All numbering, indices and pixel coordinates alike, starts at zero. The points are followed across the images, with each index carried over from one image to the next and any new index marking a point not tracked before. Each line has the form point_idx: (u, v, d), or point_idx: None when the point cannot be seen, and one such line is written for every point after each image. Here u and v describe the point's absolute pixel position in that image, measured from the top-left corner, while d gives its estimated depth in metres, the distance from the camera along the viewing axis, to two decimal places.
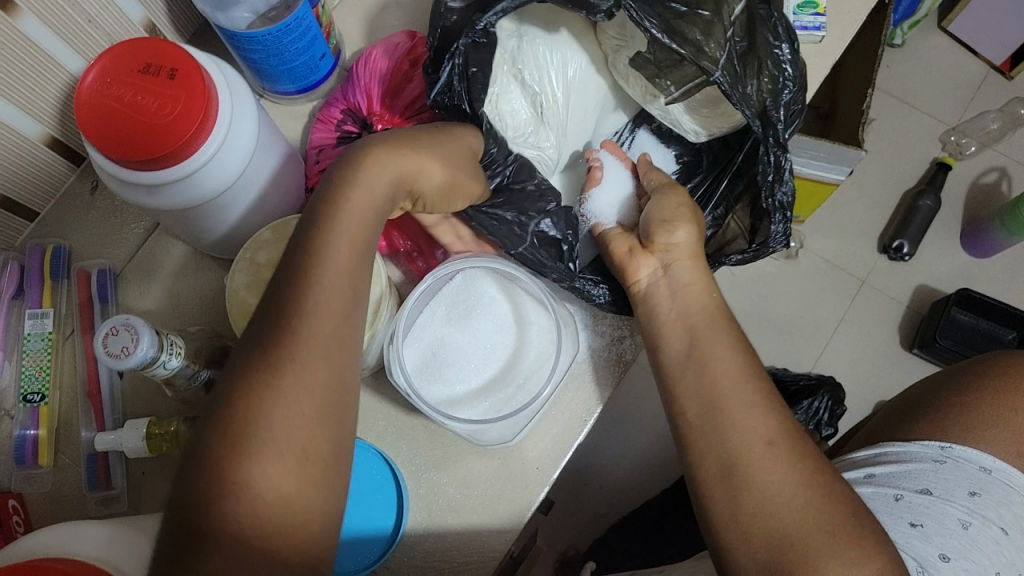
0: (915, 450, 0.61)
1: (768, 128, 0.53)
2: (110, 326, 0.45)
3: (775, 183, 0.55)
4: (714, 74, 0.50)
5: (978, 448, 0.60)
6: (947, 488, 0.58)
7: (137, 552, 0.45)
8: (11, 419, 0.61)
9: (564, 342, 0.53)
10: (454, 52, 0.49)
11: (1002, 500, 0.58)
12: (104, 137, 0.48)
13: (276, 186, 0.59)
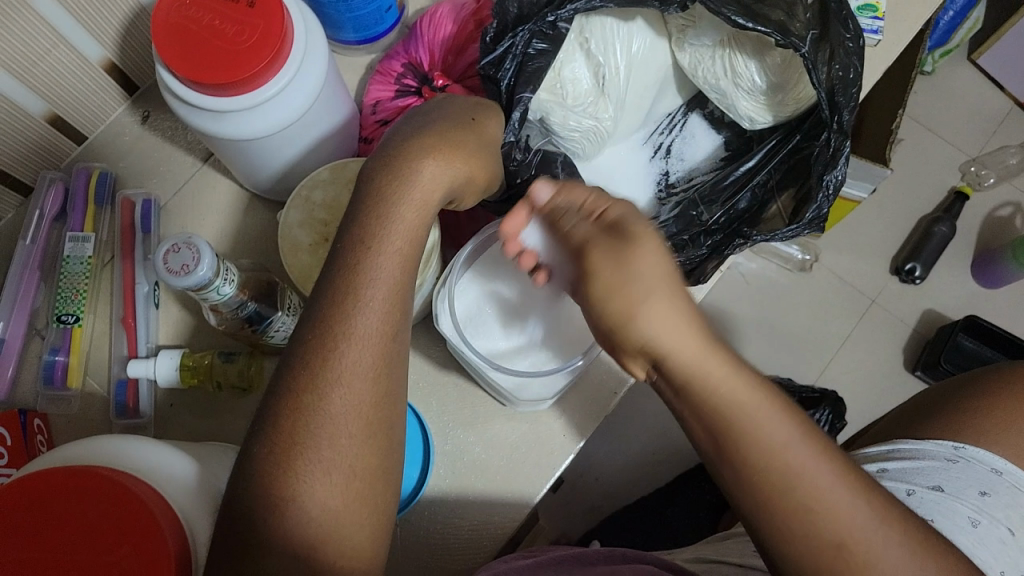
0: (928, 449, 0.61)
1: (835, 115, 0.54)
2: (172, 243, 0.45)
3: (829, 163, 0.56)
4: (799, 46, 0.51)
5: (990, 450, 0.61)
6: (957, 488, 0.58)
7: (176, 473, 0.45)
8: (42, 339, 0.60)
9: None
10: (518, 32, 0.53)
11: (1012, 502, 0.58)
12: (178, 57, 0.48)
13: (333, 132, 0.59)
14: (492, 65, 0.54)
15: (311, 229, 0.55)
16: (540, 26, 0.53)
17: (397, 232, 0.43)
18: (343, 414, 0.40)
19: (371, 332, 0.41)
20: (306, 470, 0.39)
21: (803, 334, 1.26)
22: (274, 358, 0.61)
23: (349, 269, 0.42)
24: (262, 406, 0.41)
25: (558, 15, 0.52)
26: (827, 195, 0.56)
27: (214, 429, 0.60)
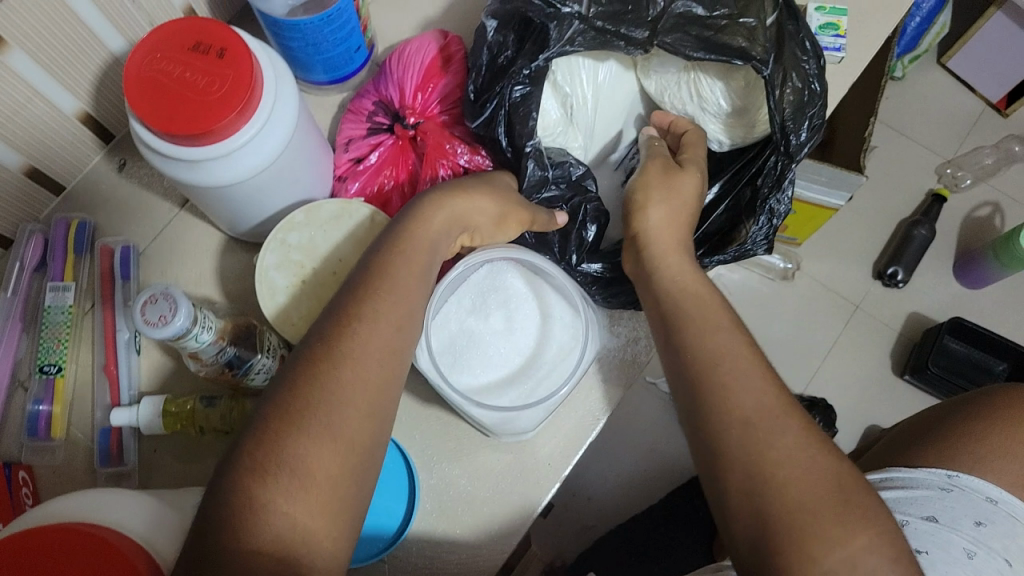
0: (921, 477, 0.61)
1: (786, 139, 0.56)
2: (149, 294, 0.45)
3: (773, 191, 0.59)
4: (762, 72, 0.54)
5: (982, 478, 0.61)
6: (953, 519, 0.58)
7: (162, 524, 0.45)
8: (25, 391, 0.60)
9: (590, 338, 0.54)
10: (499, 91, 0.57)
11: (1009, 532, 0.59)
12: (148, 110, 0.48)
13: (310, 176, 0.60)
14: (485, 126, 0.59)
15: (288, 270, 0.56)
16: (512, 83, 0.56)
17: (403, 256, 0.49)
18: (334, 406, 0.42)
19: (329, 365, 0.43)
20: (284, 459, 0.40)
21: (789, 343, 1.27)
22: None
23: None
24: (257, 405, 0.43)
25: (532, 67, 0.56)
26: (771, 219, 0.60)
27: (199, 473, 0.60)
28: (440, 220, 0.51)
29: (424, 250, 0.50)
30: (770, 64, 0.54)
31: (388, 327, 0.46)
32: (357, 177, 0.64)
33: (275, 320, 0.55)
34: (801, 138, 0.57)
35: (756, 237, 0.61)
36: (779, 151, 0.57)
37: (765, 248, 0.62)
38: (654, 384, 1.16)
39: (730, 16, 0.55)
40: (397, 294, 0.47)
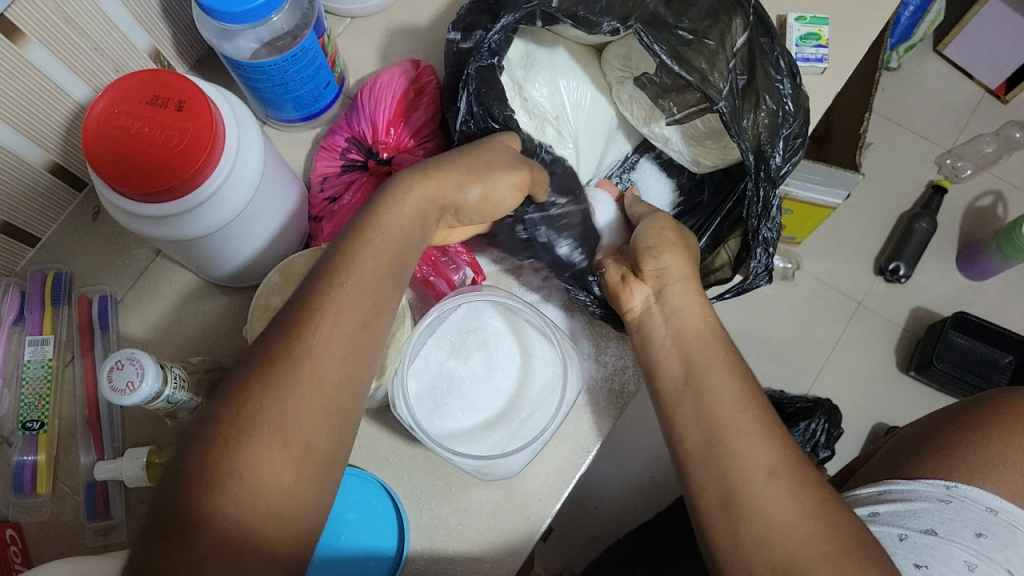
0: (920, 489, 0.59)
1: (765, 163, 0.56)
2: (115, 360, 0.45)
3: (762, 220, 0.56)
4: (718, 103, 0.53)
5: (983, 488, 0.58)
6: (952, 531, 0.56)
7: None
8: (10, 447, 0.60)
9: (571, 381, 0.53)
10: (466, 78, 0.55)
11: (1010, 543, 0.56)
12: (109, 169, 0.48)
13: (287, 218, 0.59)
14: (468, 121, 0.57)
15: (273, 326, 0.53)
16: (483, 60, 0.55)
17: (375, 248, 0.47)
18: (292, 444, 0.41)
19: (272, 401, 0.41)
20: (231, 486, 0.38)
21: (792, 343, 1.25)
22: None
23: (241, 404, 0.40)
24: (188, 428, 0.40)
25: (490, 40, 0.54)
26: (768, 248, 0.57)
27: None
28: (414, 200, 0.50)
29: (394, 239, 0.48)
30: (724, 99, 0.53)
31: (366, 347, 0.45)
32: (330, 215, 0.62)
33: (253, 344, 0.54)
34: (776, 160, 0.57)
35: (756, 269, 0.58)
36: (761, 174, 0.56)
37: (766, 282, 0.58)
38: None
39: (696, 34, 0.54)
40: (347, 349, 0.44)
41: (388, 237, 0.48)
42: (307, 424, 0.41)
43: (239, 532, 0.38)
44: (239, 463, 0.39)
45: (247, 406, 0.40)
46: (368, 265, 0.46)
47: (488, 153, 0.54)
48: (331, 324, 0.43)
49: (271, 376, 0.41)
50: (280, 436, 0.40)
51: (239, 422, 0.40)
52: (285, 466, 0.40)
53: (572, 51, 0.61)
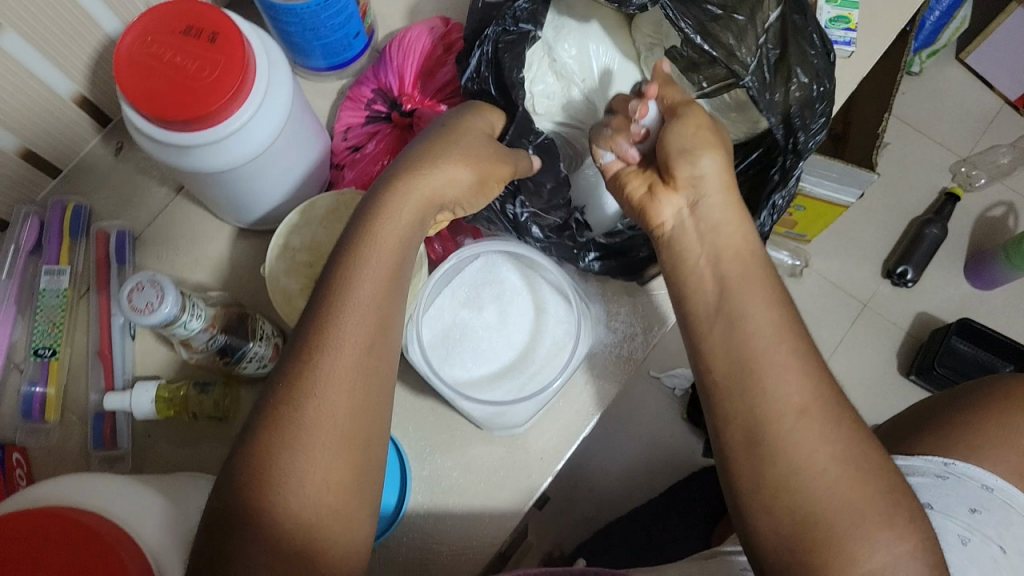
0: (918, 464, 0.58)
1: (792, 139, 0.57)
2: (137, 280, 0.45)
3: (778, 184, 0.59)
4: (745, 78, 0.54)
5: (982, 467, 0.58)
6: (948, 506, 0.56)
7: (162, 528, 0.46)
8: (20, 373, 0.61)
9: (582, 337, 0.54)
10: (483, 40, 0.54)
11: (1003, 521, 0.56)
12: (140, 95, 0.48)
13: (307, 165, 0.60)
14: (473, 80, 0.56)
15: (297, 274, 0.54)
16: (504, 26, 0.54)
17: (377, 259, 0.47)
18: (321, 484, 0.42)
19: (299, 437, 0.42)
20: (282, 519, 0.41)
21: None
22: (251, 387, 0.61)
23: (270, 438, 0.42)
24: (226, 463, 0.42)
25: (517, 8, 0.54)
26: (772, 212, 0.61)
27: (194, 459, 0.60)
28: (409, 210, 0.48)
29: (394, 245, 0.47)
30: (754, 72, 0.54)
31: (379, 370, 0.46)
32: (354, 163, 0.63)
33: (269, 288, 0.53)
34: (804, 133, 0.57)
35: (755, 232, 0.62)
36: (787, 151, 0.58)
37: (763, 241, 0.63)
38: (657, 379, 1.17)
39: (724, 10, 0.54)
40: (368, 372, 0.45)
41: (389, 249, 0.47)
42: (332, 450, 0.43)
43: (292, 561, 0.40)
44: (276, 498, 0.41)
45: (277, 440, 0.42)
46: (377, 275, 0.46)
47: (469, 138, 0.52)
48: (344, 350, 0.44)
49: (293, 407, 0.43)
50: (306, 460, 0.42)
51: (270, 457, 0.42)
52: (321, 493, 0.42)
53: (604, 18, 0.60)
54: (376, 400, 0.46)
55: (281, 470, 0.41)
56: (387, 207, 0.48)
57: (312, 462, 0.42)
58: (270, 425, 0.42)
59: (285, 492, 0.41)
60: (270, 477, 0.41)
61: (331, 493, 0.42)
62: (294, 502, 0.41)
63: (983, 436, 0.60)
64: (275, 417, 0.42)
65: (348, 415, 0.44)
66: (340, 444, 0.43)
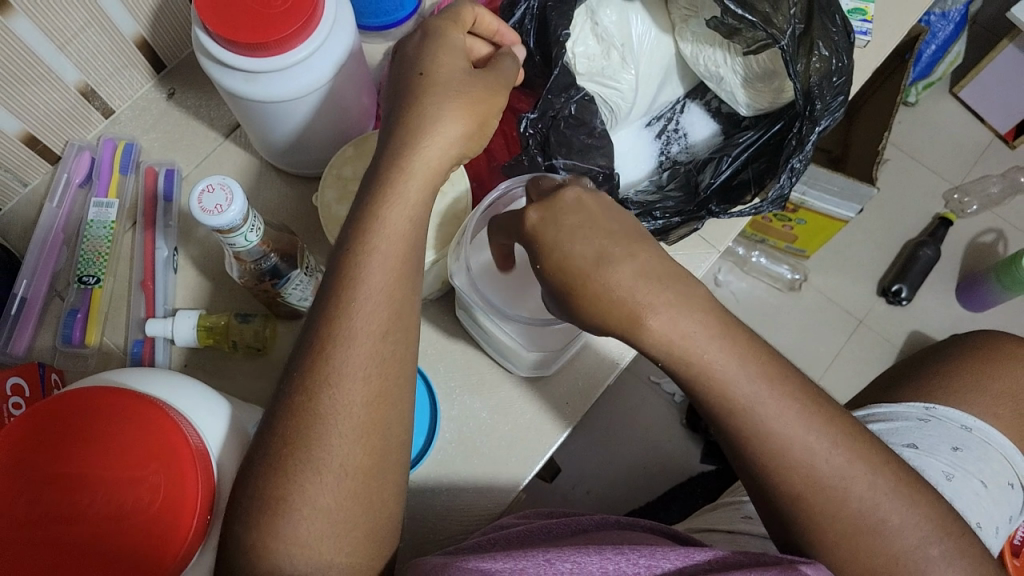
0: (901, 411, 0.62)
1: (810, 106, 0.59)
2: (207, 183, 0.47)
3: (794, 150, 0.60)
4: (781, 40, 0.56)
5: (961, 408, 0.62)
6: (931, 444, 0.59)
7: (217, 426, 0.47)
8: (62, 301, 0.62)
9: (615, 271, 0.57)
10: None
11: (982, 456, 0.60)
12: (216, 18, 0.51)
13: (348, 106, 0.61)
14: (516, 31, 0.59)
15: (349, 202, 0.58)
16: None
17: (388, 240, 0.45)
18: (335, 469, 0.42)
19: (316, 430, 0.42)
20: (298, 507, 0.41)
21: (792, 351, 1.28)
22: (286, 324, 0.63)
23: (292, 431, 0.42)
24: (258, 440, 0.44)
25: None
26: (792, 178, 0.61)
27: (228, 389, 0.61)
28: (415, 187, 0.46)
29: (410, 226, 0.46)
30: (788, 35, 0.57)
31: (398, 349, 0.45)
32: None
33: (321, 215, 0.58)
34: (824, 107, 0.60)
35: (771, 195, 0.61)
36: (803, 116, 0.60)
37: (776, 207, 0.62)
38: (656, 384, 1.16)
39: None
40: (390, 351, 0.45)
41: (396, 239, 0.45)
42: (350, 433, 0.43)
43: (310, 546, 0.41)
44: (293, 486, 0.41)
45: (296, 431, 0.42)
46: (390, 254, 0.45)
47: (451, 88, 0.48)
48: (358, 336, 0.43)
49: (311, 393, 0.43)
50: (320, 447, 0.42)
51: (292, 447, 0.42)
52: (336, 477, 0.42)
53: None
54: (395, 382, 0.45)
55: (300, 453, 0.42)
56: (397, 186, 0.46)
57: (327, 442, 0.42)
58: (288, 416, 0.43)
59: (298, 480, 0.42)
60: (286, 463, 0.42)
61: (346, 476, 0.42)
62: (312, 487, 0.42)
63: (987, 398, 0.63)
64: (296, 399, 0.43)
65: (363, 403, 0.43)
66: (357, 421, 0.43)
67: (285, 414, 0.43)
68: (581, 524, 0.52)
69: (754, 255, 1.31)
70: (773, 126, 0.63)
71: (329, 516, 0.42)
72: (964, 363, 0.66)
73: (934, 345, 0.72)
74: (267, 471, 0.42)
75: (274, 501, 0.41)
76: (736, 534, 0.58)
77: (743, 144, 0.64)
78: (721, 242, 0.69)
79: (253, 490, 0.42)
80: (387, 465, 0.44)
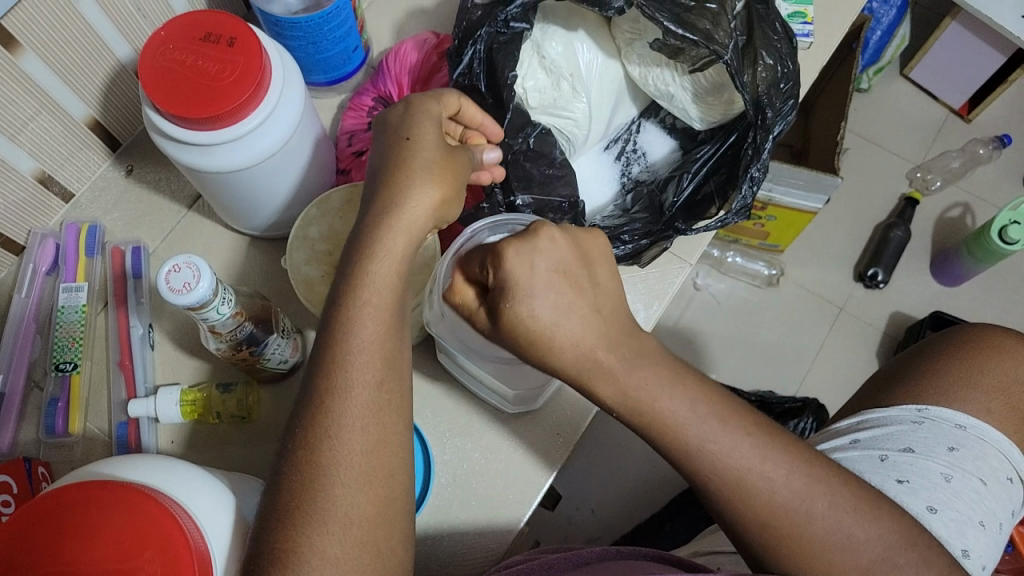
0: (894, 414, 0.63)
1: (760, 115, 0.60)
2: (173, 263, 0.47)
3: (752, 159, 0.61)
4: (724, 55, 0.57)
5: (953, 407, 0.62)
6: (927, 446, 0.60)
7: (212, 505, 0.47)
8: (41, 391, 0.62)
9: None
10: (477, 37, 0.58)
11: (978, 454, 0.60)
12: (165, 96, 0.51)
13: (309, 164, 0.61)
14: (465, 76, 0.60)
15: (318, 262, 0.59)
16: (496, 27, 0.58)
17: (373, 289, 0.46)
18: (341, 518, 0.42)
19: (322, 481, 0.42)
20: (309, 558, 0.40)
21: (777, 346, 1.29)
22: (270, 387, 0.63)
23: (298, 485, 0.42)
24: (265, 503, 0.43)
25: (509, 12, 0.57)
26: (753, 187, 0.62)
27: (217, 460, 0.61)
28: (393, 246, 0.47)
29: (395, 281, 0.47)
30: (731, 49, 0.58)
31: (393, 399, 0.45)
32: (359, 166, 0.67)
33: (291, 277, 0.58)
34: (776, 114, 0.61)
35: (736, 206, 0.62)
36: (755, 125, 0.60)
37: (741, 217, 0.62)
38: None
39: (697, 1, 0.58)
40: (386, 400, 0.45)
41: (382, 290, 0.46)
42: (352, 481, 0.42)
43: None
44: (305, 538, 0.41)
45: (302, 484, 0.42)
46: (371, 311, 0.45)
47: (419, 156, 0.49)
48: (359, 383, 0.44)
49: (314, 444, 0.43)
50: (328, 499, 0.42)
51: (301, 499, 0.42)
52: (342, 526, 0.42)
53: (586, 22, 0.65)
54: (394, 430, 0.45)
55: (308, 504, 0.41)
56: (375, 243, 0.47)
57: (333, 493, 0.42)
58: (293, 471, 0.42)
59: (307, 531, 0.41)
60: (296, 515, 0.41)
61: (354, 526, 0.42)
62: (322, 538, 0.41)
63: (967, 384, 0.64)
64: (300, 452, 0.43)
65: (364, 452, 0.43)
66: (363, 469, 0.43)
67: (290, 469, 0.43)
68: (584, 556, 0.52)
69: (729, 255, 1.32)
70: (728, 139, 0.64)
71: (338, 566, 0.41)
72: (949, 362, 0.66)
73: (914, 345, 0.72)
74: (275, 529, 0.41)
75: (283, 557, 0.40)
76: (741, 557, 0.59)
77: (702, 158, 0.65)
78: (693, 256, 0.70)
79: (264, 550, 0.41)
80: (392, 515, 0.44)
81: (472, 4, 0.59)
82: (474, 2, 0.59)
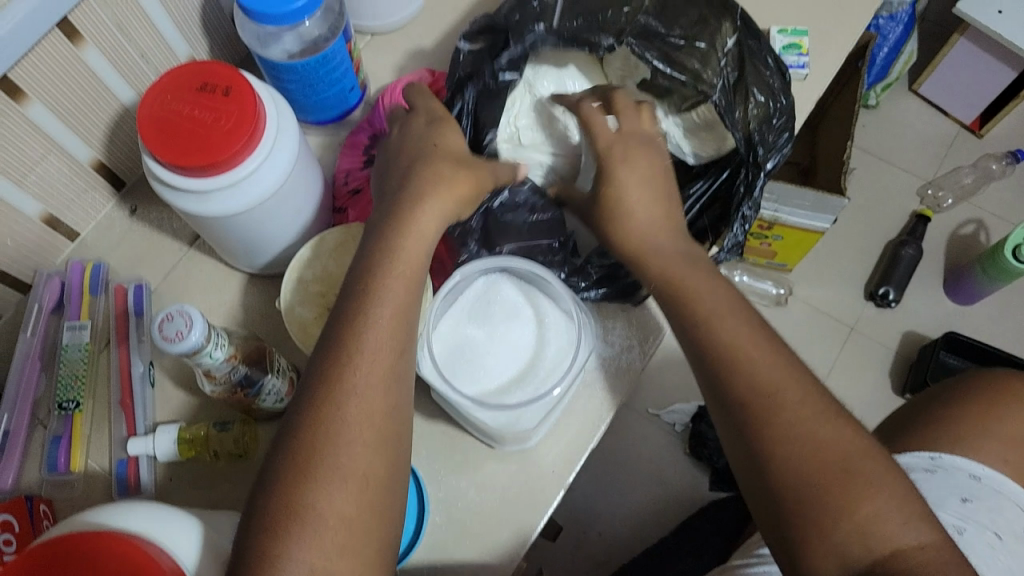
0: (906, 461, 0.63)
1: (752, 152, 0.60)
2: (166, 312, 0.48)
3: (745, 197, 0.61)
4: (713, 96, 0.58)
5: (962, 454, 0.63)
6: (939, 495, 0.59)
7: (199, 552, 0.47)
8: (45, 429, 0.63)
9: (582, 314, 0.60)
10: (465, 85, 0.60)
11: (994, 507, 0.60)
12: (163, 146, 0.52)
13: (307, 204, 0.62)
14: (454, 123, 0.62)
15: (312, 304, 0.59)
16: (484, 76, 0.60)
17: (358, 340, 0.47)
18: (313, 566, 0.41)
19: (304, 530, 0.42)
20: None
21: None
22: (268, 425, 0.64)
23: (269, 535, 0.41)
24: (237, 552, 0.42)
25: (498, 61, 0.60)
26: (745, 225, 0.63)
27: (215, 499, 0.61)
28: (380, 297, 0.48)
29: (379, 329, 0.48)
30: (719, 89, 0.58)
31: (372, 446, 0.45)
32: (354, 204, 0.68)
33: (286, 319, 0.59)
34: (769, 149, 0.61)
35: (727, 244, 0.64)
36: (747, 163, 0.60)
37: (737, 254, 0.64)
38: (655, 417, 1.16)
39: (687, 39, 0.58)
40: (365, 446, 0.45)
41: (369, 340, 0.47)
42: (328, 531, 0.42)
43: None
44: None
45: (275, 532, 0.41)
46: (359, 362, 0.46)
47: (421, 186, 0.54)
48: (341, 433, 0.44)
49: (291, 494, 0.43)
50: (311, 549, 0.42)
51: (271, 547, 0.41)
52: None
53: (577, 59, 0.67)
54: (377, 477, 0.45)
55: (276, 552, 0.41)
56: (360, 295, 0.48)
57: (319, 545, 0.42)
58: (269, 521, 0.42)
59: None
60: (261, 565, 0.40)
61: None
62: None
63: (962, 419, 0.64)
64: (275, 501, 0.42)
65: (343, 499, 0.43)
66: (345, 517, 0.43)
67: (264, 518, 0.42)
68: None
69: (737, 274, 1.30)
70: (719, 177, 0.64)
71: None
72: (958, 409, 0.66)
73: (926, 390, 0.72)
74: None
75: None
76: None
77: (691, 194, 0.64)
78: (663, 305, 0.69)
79: None
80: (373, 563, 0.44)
81: (461, 50, 0.61)
82: (463, 48, 0.61)
